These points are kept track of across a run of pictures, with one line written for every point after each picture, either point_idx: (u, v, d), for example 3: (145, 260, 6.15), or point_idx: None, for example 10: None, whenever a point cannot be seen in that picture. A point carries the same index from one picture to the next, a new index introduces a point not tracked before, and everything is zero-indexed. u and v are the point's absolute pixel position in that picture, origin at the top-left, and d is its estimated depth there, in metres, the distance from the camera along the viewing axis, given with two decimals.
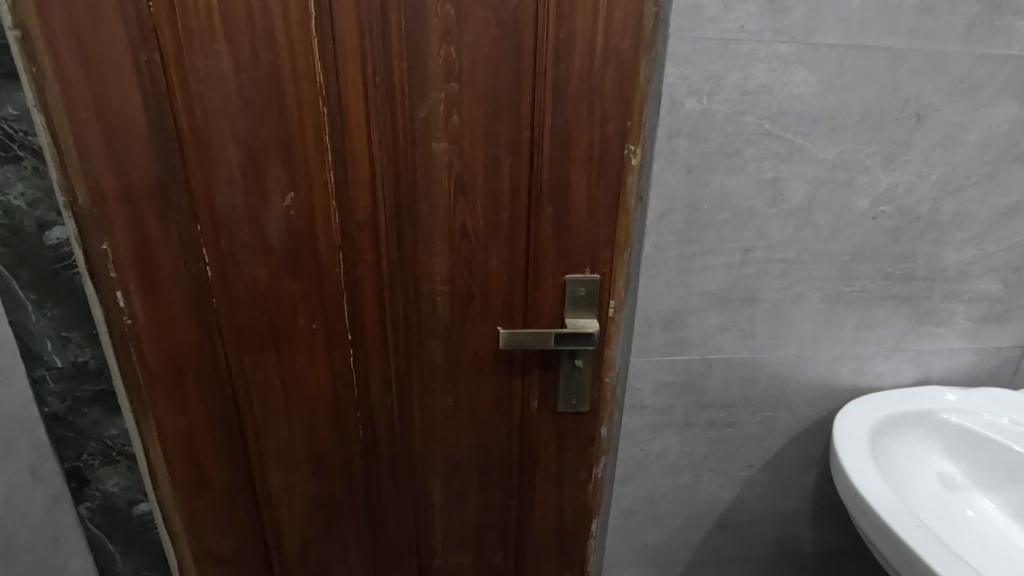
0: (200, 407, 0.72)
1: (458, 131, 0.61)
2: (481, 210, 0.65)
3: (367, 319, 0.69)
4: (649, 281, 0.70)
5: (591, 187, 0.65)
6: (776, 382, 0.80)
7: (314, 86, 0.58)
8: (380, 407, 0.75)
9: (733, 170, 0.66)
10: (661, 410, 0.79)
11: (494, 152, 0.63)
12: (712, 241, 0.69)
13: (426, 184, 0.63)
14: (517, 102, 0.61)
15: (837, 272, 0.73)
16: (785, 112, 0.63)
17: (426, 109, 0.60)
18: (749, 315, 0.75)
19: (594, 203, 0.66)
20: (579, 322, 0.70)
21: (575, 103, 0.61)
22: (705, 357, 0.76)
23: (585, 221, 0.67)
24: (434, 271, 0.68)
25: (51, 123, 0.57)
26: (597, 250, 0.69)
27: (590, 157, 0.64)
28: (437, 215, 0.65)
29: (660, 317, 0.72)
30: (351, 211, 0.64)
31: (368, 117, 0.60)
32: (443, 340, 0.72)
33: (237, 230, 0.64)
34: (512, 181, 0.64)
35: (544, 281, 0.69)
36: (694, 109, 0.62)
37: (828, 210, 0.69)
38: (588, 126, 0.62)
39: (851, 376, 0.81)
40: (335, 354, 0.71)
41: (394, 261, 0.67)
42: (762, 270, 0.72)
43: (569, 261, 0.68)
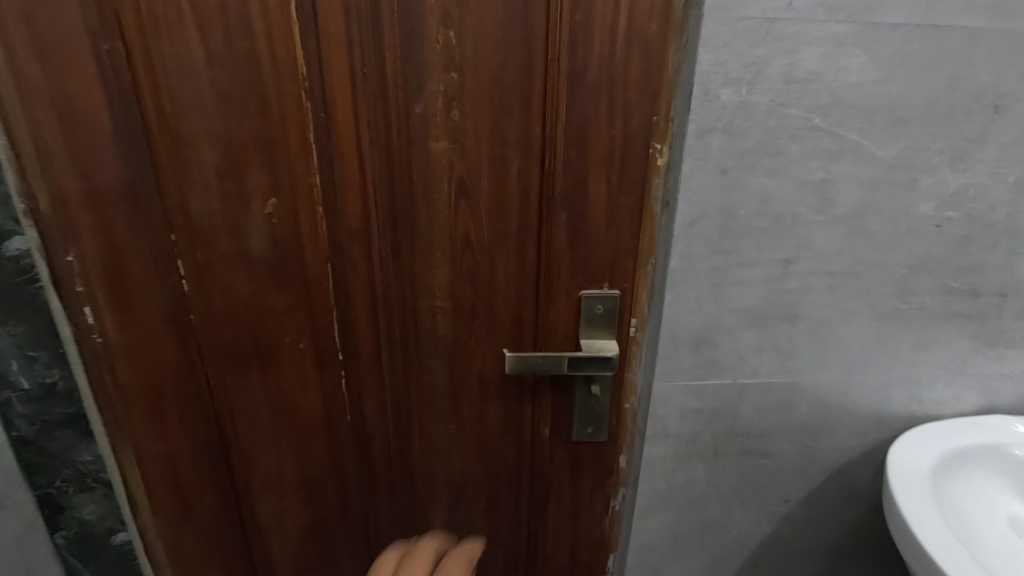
0: (180, 431, 0.66)
1: (460, 127, 0.54)
2: (486, 217, 0.58)
3: (360, 338, 0.62)
4: (676, 297, 0.62)
5: (612, 190, 0.57)
6: (819, 409, 0.71)
7: (297, 78, 0.51)
8: (377, 433, 0.68)
9: (775, 171, 0.57)
10: (687, 438, 0.71)
11: (501, 151, 0.55)
12: (749, 252, 0.61)
13: (425, 188, 0.56)
14: (527, 93, 0.53)
15: (893, 286, 0.64)
16: (838, 103, 0.55)
17: (423, 103, 0.53)
18: (790, 335, 0.66)
19: (616, 209, 0.58)
20: (596, 344, 0.63)
21: (595, 95, 0.53)
22: (739, 380, 0.68)
23: (605, 229, 0.58)
24: (434, 284, 0.60)
25: (8, 122, 0.51)
26: (618, 262, 0.60)
27: (611, 157, 0.55)
28: (437, 222, 0.57)
29: (688, 337, 0.64)
30: (340, 217, 0.57)
31: (358, 112, 0.53)
32: (445, 362, 0.64)
33: (215, 240, 0.57)
34: (522, 184, 0.56)
35: (557, 297, 0.61)
36: (732, 101, 0.54)
37: (885, 217, 0.61)
38: (609, 121, 0.54)
39: (905, 402, 0.72)
40: (326, 375, 0.65)
41: (389, 274, 0.59)
42: (806, 284, 0.63)
43: (586, 274, 0.60)
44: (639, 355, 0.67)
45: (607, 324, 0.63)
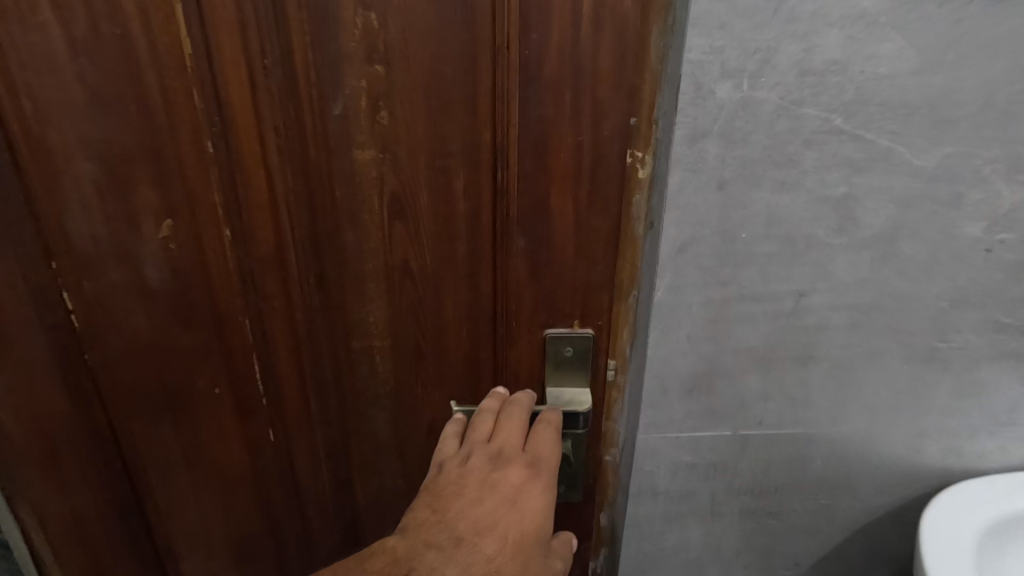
0: (86, 486, 0.56)
1: (389, 134, 0.43)
2: (428, 243, 0.47)
3: (285, 384, 0.53)
4: (664, 337, 0.52)
5: (580, 211, 0.47)
6: (837, 462, 0.60)
7: (184, 73, 0.41)
8: (313, 489, 0.59)
9: (786, 185, 0.46)
10: (679, 496, 0.60)
11: (441, 163, 0.44)
12: (753, 283, 0.50)
13: (351, 209, 0.46)
14: (471, 90, 0.42)
15: (929, 322, 0.53)
16: (865, 100, 0.44)
17: (342, 103, 0.43)
18: (802, 379, 0.55)
19: (587, 231, 0.47)
20: (563, 394, 0.53)
21: (557, 92, 0.42)
22: (740, 431, 0.57)
23: (573, 255, 0.48)
24: (370, 322, 0.50)
25: None
26: (588, 297, 0.50)
27: (580, 168, 0.45)
28: (368, 249, 0.47)
29: (678, 382, 0.54)
30: (251, 242, 0.47)
31: (261, 115, 0.42)
32: (387, 411, 0.54)
33: (104, 269, 0.48)
34: (470, 203, 0.46)
35: (516, 336, 0.51)
36: (731, 98, 0.43)
37: (922, 240, 0.49)
38: (576, 124, 0.43)
39: (941, 455, 0.60)
40: (249, 426, 0.55)
41: (315, 309, 0.50)
42: (822, 321, 0.52)
43: (549, 311, 0.50)
44: (619, 401, 0.57)
45: (577, 370, 0.53)
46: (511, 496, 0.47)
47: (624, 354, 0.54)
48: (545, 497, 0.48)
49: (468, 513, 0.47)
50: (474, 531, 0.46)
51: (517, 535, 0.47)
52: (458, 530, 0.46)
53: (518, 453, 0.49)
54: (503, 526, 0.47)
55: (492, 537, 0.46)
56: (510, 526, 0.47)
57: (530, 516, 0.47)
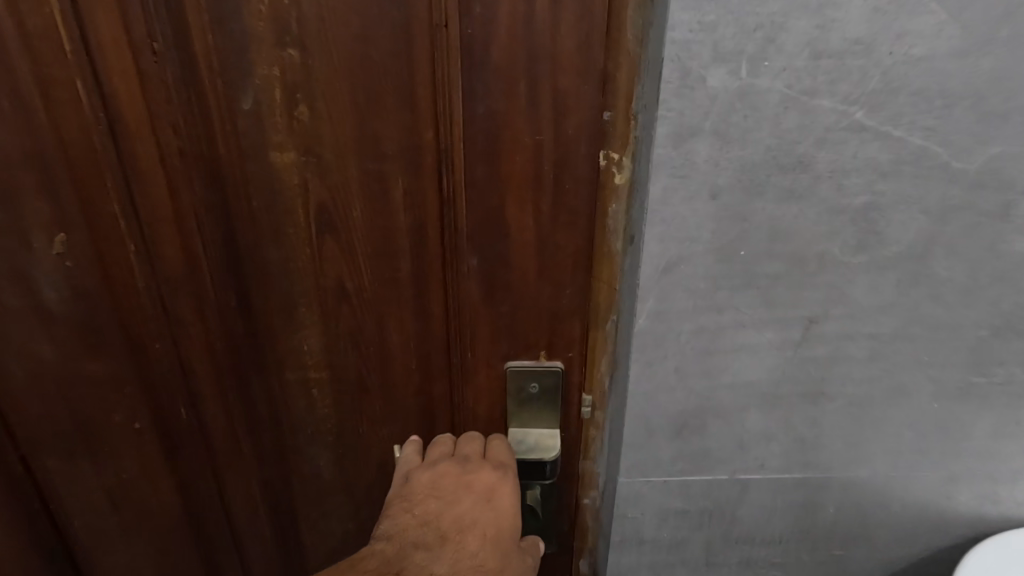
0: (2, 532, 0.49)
1: (312, 134, 0.37)
2: (366, 260, 0.41)
3: (213, 418, 0.47)
4: (647, 371, 0.44)
5: (541, 228, 0.41)
6: (851, 510, 0.52)
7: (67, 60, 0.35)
8: (255, 532, 0.53)
9: (794, 193, 0.38)
10: (668, 545, 0.53)
11: (375, 168, 0.38)
12: (753, 308, 0.42)
13: (272, 223, 0.40)
14: (408, 83, 0.36)
15: (965, 354, 0.45)
16: (894, 88, 0.35)
17: (254, 97, 0.36)
18: (812, 418, 0.47)
19: (552, 249, 0.42)
20: (528, 437, 0.48)
21: (509, 82, 0.36)
22: (738, 475, 0.49)
23: (534, 278, 0.42)
24: (303, 351, 0.45)
25: None
26: (555, 325, 0.45)
27: (539, 175, 0.39)
28: (297, 266, 0.42)
29: (665, 420, 0.46)
30: (163, 259, 0.41)
31: (161, 111, 0.36)
32: (331, 446, 0.49)
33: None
34: (413, 215, 0.40)
35: (473, 371, 0.46)
36: (727, 87, 0.35)
37: (959, 258, 0.41)
38: (534, 124, 0.37)
39: (974, 503, 0.52)
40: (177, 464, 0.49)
41: (242, 333, 0.44)
42: (837, 352, 0.44)
43: (510, 341, 0.45)
44: (596, 440, 0.50)
45: (544, 408, 0.48)
46: (487, 493, 0.44)
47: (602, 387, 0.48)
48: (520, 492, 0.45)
49: (447, 514, 0.43)
50: (456, 531, 0.43)
51: (499, 531, 0.43)
52: (441, 528, 0.43)
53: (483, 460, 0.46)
54: (483, 523, 0.43)
55: (473, 535, 0.43)
56: (491, 526, 0.43)
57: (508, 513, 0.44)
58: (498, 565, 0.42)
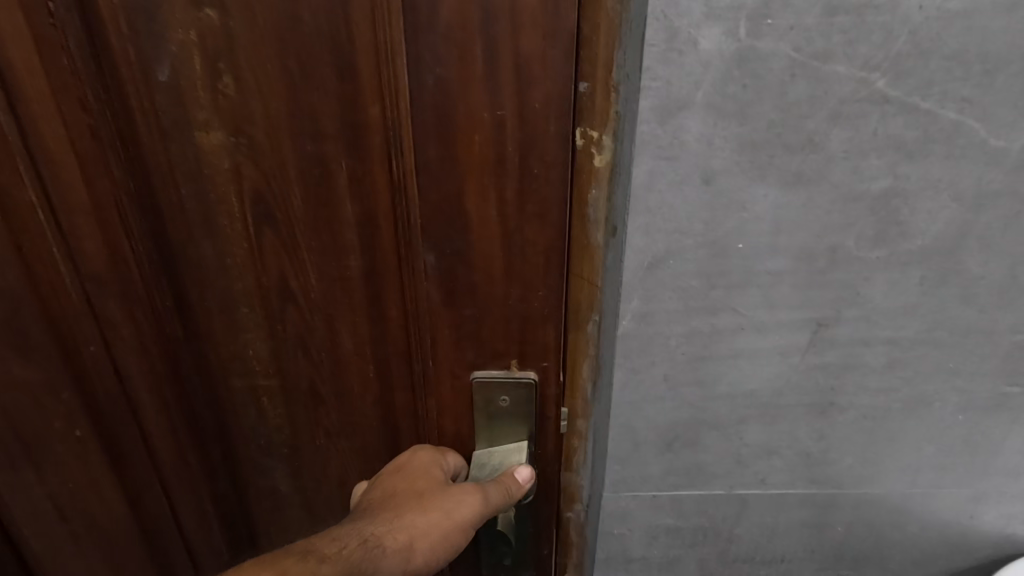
0: None
1: (238, 114, 0.35)
2: (308, 253, 0.39)
3: (156, 416, 0.46)
4: (633, 376, 0.39)
5: (509, 217, 0.35)
6: (863, 529, 0.47)
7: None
8: (209, 534, 0.53)
9: (802, 177, 0.33)
10: (660, 564, 0.48)
11: (314, 149, 0.36)
12: (754, 308, 0.37)
13: (203, 213, 0.39)
14: (343, 54, 0.33)
15: (999, 362, 0.39)
16: (923, 50, 0.30)
17: (169, 69, 0.35)
18: (819, 431, 0.42)
19: (520, 245, 0.36)
20: (494, 459, 0.43)
21: (463, 49, 0.31)
22: (737, 491, 0.44)
23: (501, 279, 0.37)
24: (249, 355, 0.45)
25: None
26: (526, 330, 0.39)
27: (502, 156, 0.33)
28: (236, 260, 0.41)
29: (654, 432, 0.42)
30: (87, 257, 0.40)
31: (75, 95, 0.35)
32: (285, 446, 0.48)
33: None
34: (359, 204, 0.37)
35: (436, 380, 0.42)
36: (721, 51, 0.30)
37: (996, 252, 0.35)
38: (493, 95, 0.32)
39: (1001, 524, 0.47)
40: (124, 465, 0.48)
41: (177, 329, 0.43)
42: (849, 358, 0.39)
43: (475, 347, 0.40)
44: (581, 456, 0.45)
45: (516, 424, 0.43)
46: (398, 466, 0.43)
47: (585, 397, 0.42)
48: (432, 453, 0.43)
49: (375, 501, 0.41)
50: (385, 501, 0.40)
51: (429, 488, 0.40)
52: (364, 509, 0.40)
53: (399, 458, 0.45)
54: (407, 488, 0.41)
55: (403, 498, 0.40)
56: (418, 485, 0.41)
57: (423, 472, 0.42)
58: (436, 511, 0.39)
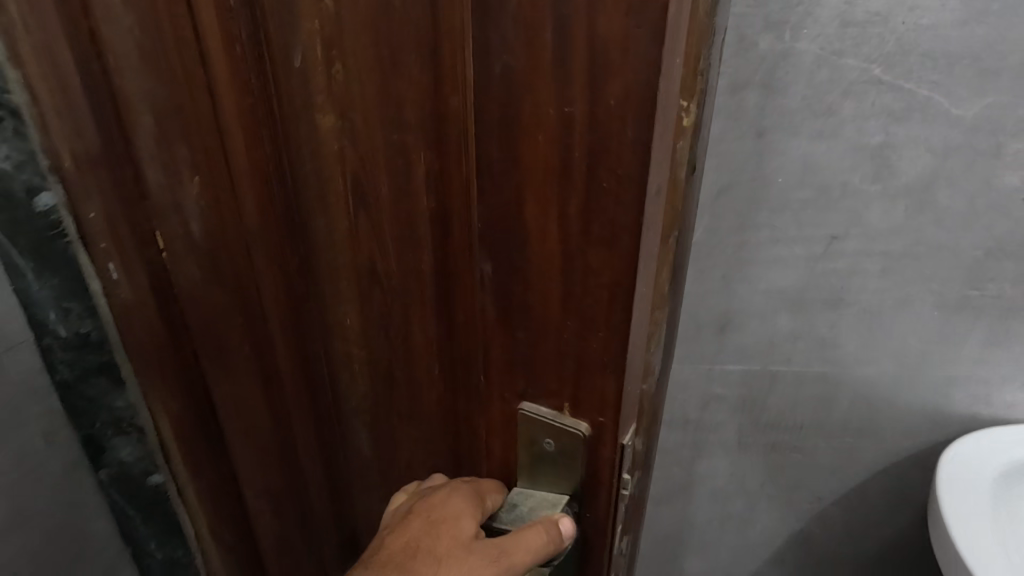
0: (182, 392, 0.65)
1: (345, 102, 0.40)
2: (391, 235, 0.44)
3: (283, 347, 0.57)
4: (699, 275, 0.57)
5: (565, 231, 0.32)
6: (862, 405, 0.64)
7: (177, 42, 0.44)
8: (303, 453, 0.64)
9: (822, 134, 0.50)
10: (708, 426, 0.66)
11: (398, 140, 0.40)
12: (786, 226, 0.54)
13: (320, 194, 0.46)
14: (433, 60, 0.36)
15: (964, 271, 0.55)
16: (907, 50, 0.46)
17: (300, 57, 0.40)
18: (831, 321, 0.59)
19: (581, 275, 0.33)
20: (528, 502, 0.44)
21: (533, 32, 0.28)
22: (770, 368, 0.62)
23: (557, 309, 0.35)
24: (344, 317, 0.52)
25: (28, 81, 0.52)
26: (581, 377, 0.37)
27: (566, 165, 0.30)
28: (338, 235, 0.47)
29: (712, 319, 0.59)
30: (246, 215, 0.50)
31: (234, 84, 0.44)
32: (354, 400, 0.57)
33: (168, 218, 0.54)
34: (436, 197, 0.40)
35: (488, 397, 0.42)
36: (772, 50, 0.47)
37: (959, 189, 0.51)
38: (563, 90, 0.28)
39: (969, 405, 0.63)
40: (247, 380, 0.61)
41: (291, 285, 0.53)
42: (854, 266, 0.56)
43: (528, 378, 0.39)
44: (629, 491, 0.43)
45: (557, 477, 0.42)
46: (427, 517, 0.46)
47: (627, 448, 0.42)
48: (460, 507, 0.45)
49: (398, 541, 0.47)
50: (407, 549, 0.46)
51: (447, 554, 0.45)
52: (389, 552, 0.47)
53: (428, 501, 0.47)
54: (427, 546, 0.46)
55: (423, 554, 0.46)
56: (439, 547, 0.45)
57: (443, 536, 0.45)
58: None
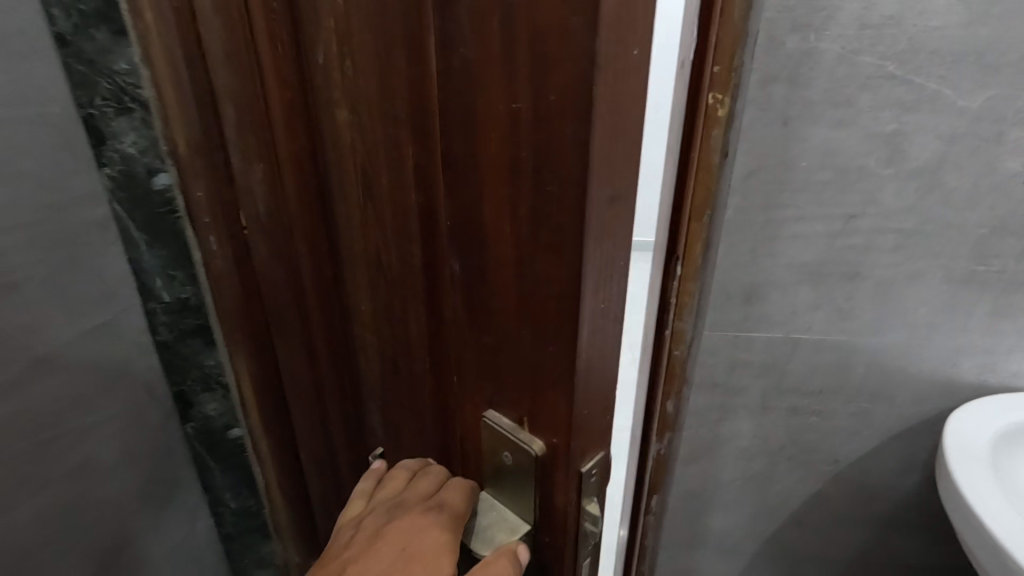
0: (252, 355, 0.75)
1: (355, 95, 0.43)
2: (392, 230, 0.45)
3: (316, 323, 0.63)
4: (729, 249, 0.64)
5: (519, 230, 0.34)
6: (877, 372, 0.70)
7: (245, 43, 0.52)
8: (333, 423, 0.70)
9: (841, 122, 0.56)
10: (734, 389, 0.73)
11: (392, 134, 0.41)
12: (809, 205, 0.61)
13: (340, 183, 0.49)
14: (416, 55, 0.36)
15: (970, 248, 0.62)
16: (917, 49, 0.53)
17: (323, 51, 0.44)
18: (848, 293, 0.65)
19: (535, 278, 0.35)
20: (489, 517, 0.47)
21: (484, 28, 0.31)
22: (791, 336, 0.68)
23: (517, 309, 0.37)
24: (361, 307, 0.54)
25: (155, 78, 0.62)
26: (535, 382, 0.38)
27: (516, 160, 0.32)
28: (353, 224, 0.50)
29: (739, 289, 0.66)
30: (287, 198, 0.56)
31: (284, 78, 0.50)
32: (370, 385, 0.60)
33: (247, 200, 0.63)
34: (421, 194, 0.41)
35: (466, 387, 0.44)
36: (798, 49, 0.54)
37: (965, 172, 0.58)
38: (511, 88, 0.31)
39: (976, 373, 0.69)
40: (291, 345, 0.68)
41: (318, 268, 0.58)
42: (869, 242, 0.62)
43: (495, 373, 0.41)
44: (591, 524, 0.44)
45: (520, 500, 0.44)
46: (403, 542, 0.46)
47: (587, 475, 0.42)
48: (436, 530, 0.45)
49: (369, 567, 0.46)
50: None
51: None
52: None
53: (404, 521, 0.47)
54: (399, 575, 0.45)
55: None
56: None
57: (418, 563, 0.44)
58: None
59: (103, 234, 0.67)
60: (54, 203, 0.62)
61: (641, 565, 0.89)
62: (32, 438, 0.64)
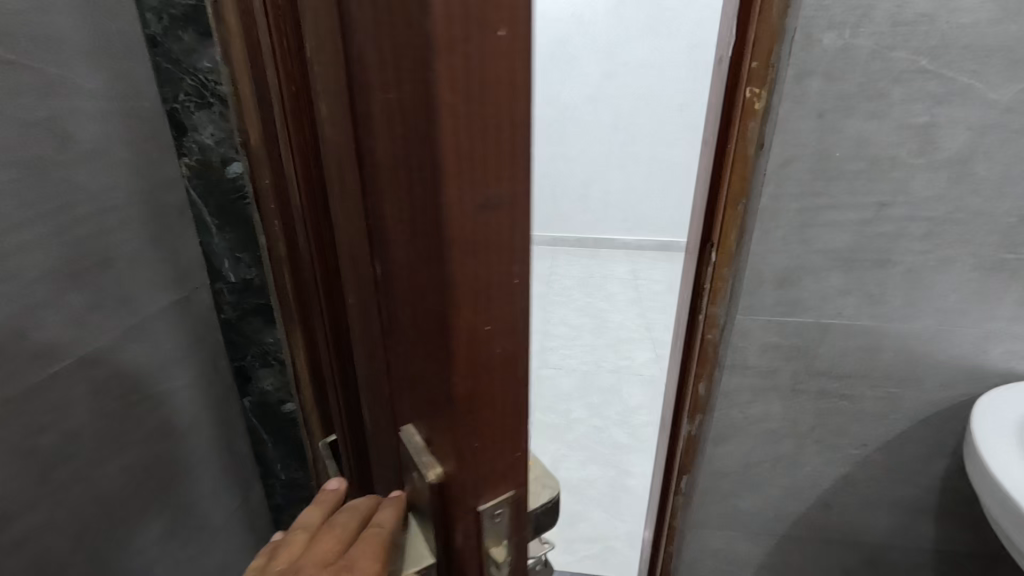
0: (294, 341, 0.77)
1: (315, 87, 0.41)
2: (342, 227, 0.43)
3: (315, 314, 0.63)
4: (762, 236, 0.68)
5: (403, 231, 0.30)
6: (906, 358, 0.72)
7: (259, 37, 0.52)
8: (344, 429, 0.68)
9: (874, 114, 0.60)
10: (765, 372, 0.76)
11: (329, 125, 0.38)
12: (841, 194, 0.64)
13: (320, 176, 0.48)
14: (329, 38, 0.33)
15: (999, 235, 0.64)
16: (949, 44, 0.56)
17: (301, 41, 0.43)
18: (879, 280, 0.68)
19: (416, 287, 0.30)
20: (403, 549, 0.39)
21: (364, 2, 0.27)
22: (822, 321, 0.71)
23: (410, 320, 0.32)
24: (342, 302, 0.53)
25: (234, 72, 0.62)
26: (428, 404, 0.33)
27: (394, 154, 0.28)
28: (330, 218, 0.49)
29: (772, 275, 0.69)
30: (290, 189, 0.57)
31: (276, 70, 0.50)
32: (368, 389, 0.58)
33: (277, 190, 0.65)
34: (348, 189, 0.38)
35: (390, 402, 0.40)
36: (833, 45, 0.57)
37: (995, 162, 0.60)
38: (382, 72, 0.27)
39: (1005, 359, 0.71)
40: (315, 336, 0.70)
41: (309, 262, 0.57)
42: (900, 229, 0.65)
43: (404, 391, 0.36)
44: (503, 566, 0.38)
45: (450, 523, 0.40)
46: None
47: (537, 504, 0.41)
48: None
49: None
50: None
51: None
52: None
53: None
54: None
55: None
56: None
57: None
58: None
59: (181, 220, 0.74)
60: (140, 189, 0.68)
61: (670, 543, 0.93)
62: (121, 401, 0.69)
